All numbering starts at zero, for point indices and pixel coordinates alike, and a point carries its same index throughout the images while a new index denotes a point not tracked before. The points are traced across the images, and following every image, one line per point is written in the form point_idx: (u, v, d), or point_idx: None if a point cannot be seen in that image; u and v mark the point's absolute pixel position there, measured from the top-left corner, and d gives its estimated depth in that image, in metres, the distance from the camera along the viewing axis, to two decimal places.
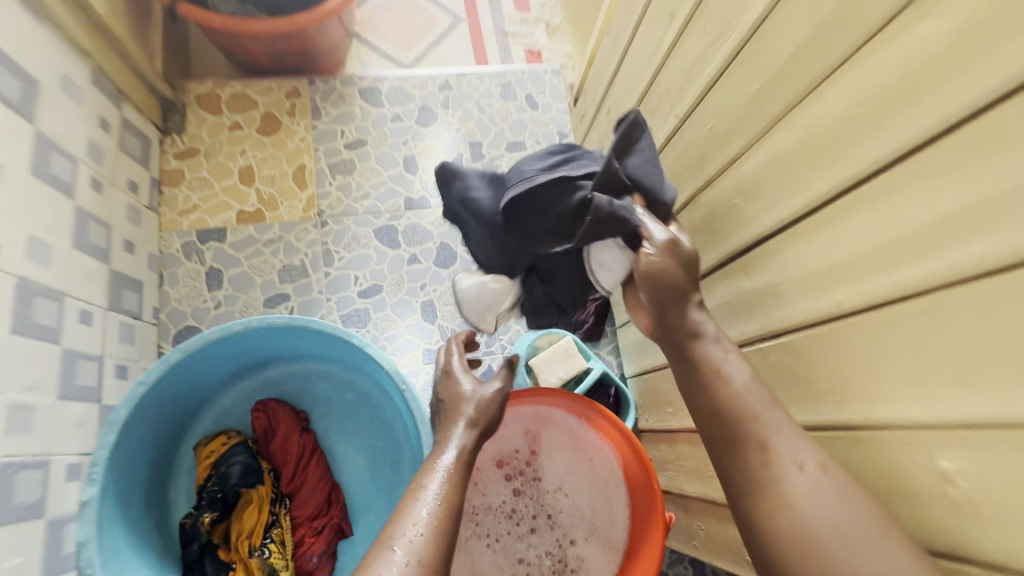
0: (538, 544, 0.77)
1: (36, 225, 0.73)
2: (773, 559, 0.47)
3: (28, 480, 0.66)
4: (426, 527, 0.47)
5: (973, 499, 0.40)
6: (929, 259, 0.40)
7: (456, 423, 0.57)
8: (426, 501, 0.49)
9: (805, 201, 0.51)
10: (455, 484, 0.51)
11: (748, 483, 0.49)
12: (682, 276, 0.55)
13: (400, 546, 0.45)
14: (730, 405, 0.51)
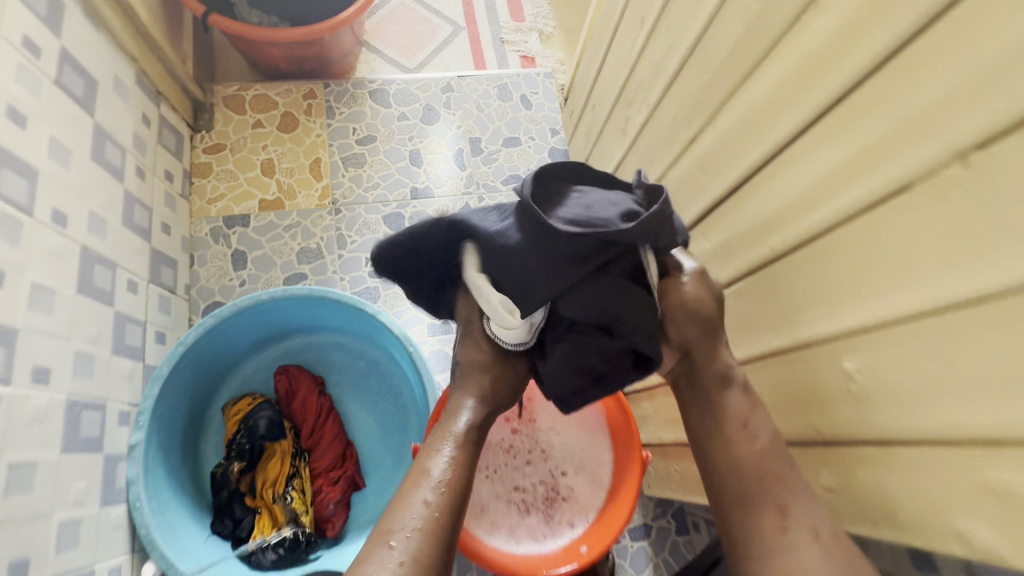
0: (532, 474, 0.91)
1: (95, 203, 0.85)
2: (725, 475, 0.60)
3: (90, 419, 0.77)
4: (418, 526, 0.55)
5: (866, 392, 0.50)
6: (826, 202, 0.51)
7: (465, 400, 0.65)
8: (420, 504, 0.56)
9: (744, 167, 0.63)
10: (449, 489, 0.58)
11: (720, 441, 0.61)
12: (713, 307, 0.64)
13: (394, 546, 0.54)
14: (753, 466, 0.58)
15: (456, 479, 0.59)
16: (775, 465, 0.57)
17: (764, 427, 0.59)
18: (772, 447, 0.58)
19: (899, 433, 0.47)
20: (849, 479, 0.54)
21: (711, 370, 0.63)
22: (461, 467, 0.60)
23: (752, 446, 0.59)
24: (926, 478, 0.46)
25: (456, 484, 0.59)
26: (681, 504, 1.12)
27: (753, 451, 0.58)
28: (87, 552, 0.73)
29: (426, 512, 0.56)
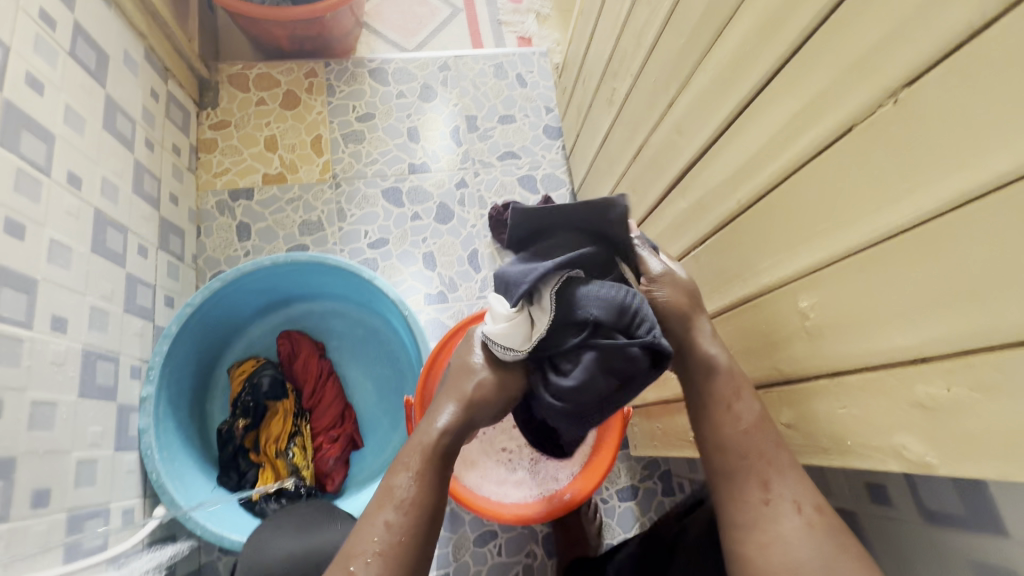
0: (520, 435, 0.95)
1: (108, 169, 0.90)
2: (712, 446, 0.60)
3: (104, 369, 0.82)
4: (379, 549, 0.54)
5: (819, 327, 0.54)
6: (784, 151, 0.55)
7: (447, 404, 0.65)
8: (382, 527, 0.56)
9: (716, 125, 0.66)
10: (413, 509, 0.57)
11: (708, 420, 0.61)
12: (686, 305, 0.67)
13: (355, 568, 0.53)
14: (739, 443, 0.58)
15: (421, 496, 0.58)
16: (762, 447, 0.57)
17: (751, 407, 0.60)
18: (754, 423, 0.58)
19: (847, 363, 0.51)
20: (805, 414, 0.58)
21: (698, 359, 0.64)
22: (428, 479, 0.59)
23: (736, 428, 0.59)
24: (868, 402, 0.49)
25: (422, 503, 0.58)
26: (668, 467, 1.16)
27: (740, 435, 0.59)
28: (104, 490, 0.79)
29: (386, 534, 0.55)
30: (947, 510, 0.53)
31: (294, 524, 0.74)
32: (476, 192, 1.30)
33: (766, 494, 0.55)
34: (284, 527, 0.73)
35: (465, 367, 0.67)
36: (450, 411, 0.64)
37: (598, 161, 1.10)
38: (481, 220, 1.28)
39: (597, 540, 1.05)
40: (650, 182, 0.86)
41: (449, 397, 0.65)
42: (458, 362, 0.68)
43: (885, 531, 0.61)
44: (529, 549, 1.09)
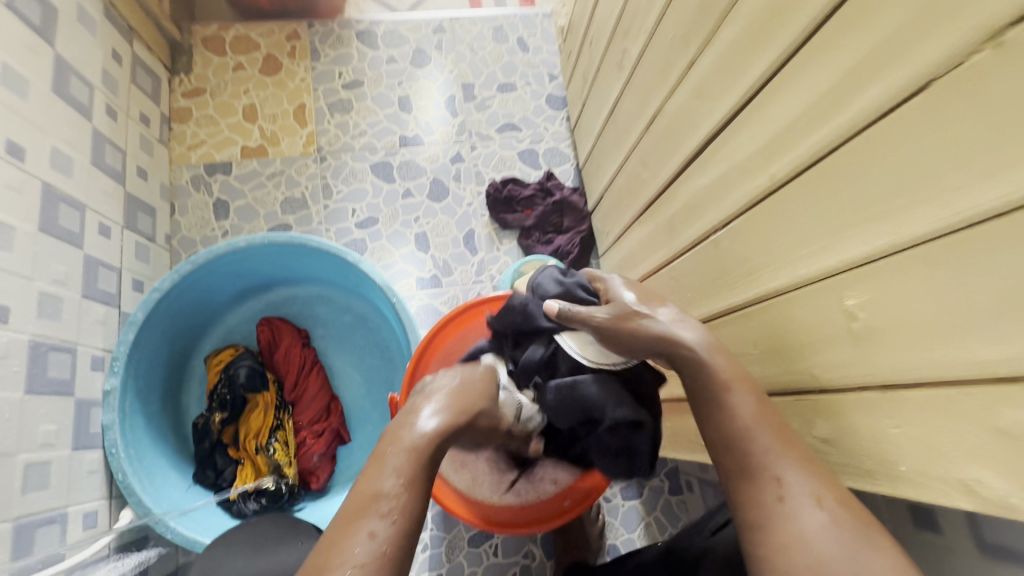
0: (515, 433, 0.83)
1: (59, 138, 0.81)
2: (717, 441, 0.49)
3: (58, 361, 0.75)
4: (360, 562, 0.43)
5: (870, 328, 0.45)
6: (837, 116, 0.45)
7: (419, 414, 0.56)
8: (364, 537, 0.45)
9: (746, 88, 0.56)
10: (402, 516, 0.47)
11: (708, 414, 0.51)
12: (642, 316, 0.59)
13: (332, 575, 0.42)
14: (739, 435, 0.48)
15: (411, 499, 0.48)
16: (765, 443, 0.46)
17: (745, 403, 0.49)
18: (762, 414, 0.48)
19: (906, 375, 0.42)
20: (845, 428, 0.50)
21: (676, 352, 0.55)
22: (417, 481, 0.50)
23: (732, 424, 0.49)
24: (932, 423, 0.41)
25: (412, 509, 0.48)
26: (676, 464, 1.09)
27: (736, 430, 0.48)
28: (59, 494, 0.72)
29: (366, 544, 0.44)
30: (1013, 546, 0.45)
31: (247, 545, 0.69)
32: (472, 166, 1.20)
33: (780, 492, 0.44)
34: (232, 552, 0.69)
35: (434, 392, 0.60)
36: (436, 404, 0.57)
37: (606, 133, 1.00)
38: (477, 197, 1.18)
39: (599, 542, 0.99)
40: (664, 155, 0.76)
41: (433, 393, 0.60)
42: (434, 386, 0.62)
43: (931, 559, 0.53)
44: (527, 549, 1.02)
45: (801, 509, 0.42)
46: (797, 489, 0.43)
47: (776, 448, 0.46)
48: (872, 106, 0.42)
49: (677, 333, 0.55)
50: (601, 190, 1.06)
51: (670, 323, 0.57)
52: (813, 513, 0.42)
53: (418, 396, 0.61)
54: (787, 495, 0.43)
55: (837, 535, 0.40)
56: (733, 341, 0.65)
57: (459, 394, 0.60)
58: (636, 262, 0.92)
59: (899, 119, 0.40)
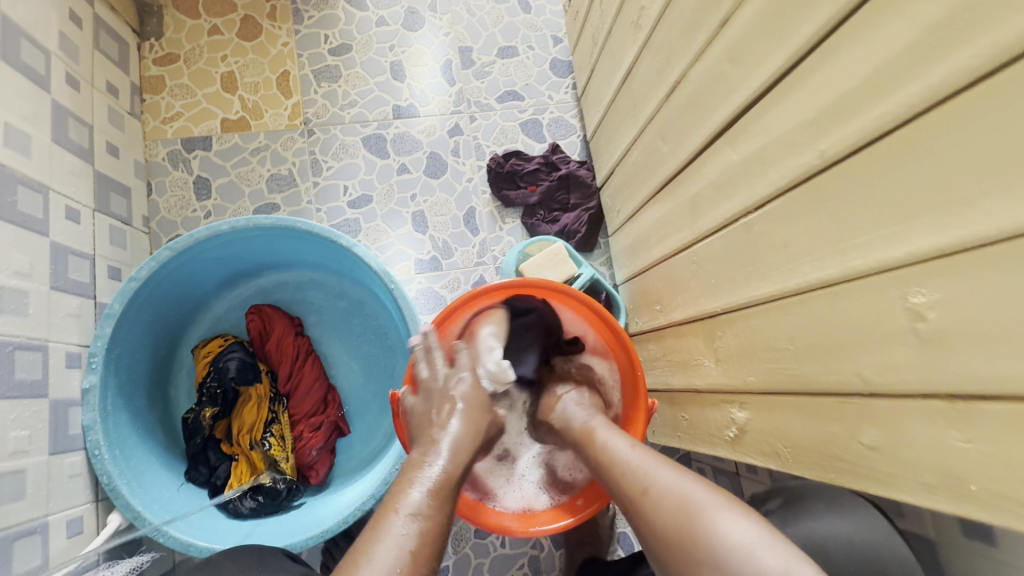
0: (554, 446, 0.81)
1: (11, 113, 0.73)
2: (620, 492, 0.57)
3: (27, 360, 0.69)
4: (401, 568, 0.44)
5: (940, 330, 0.40)
6: (914, 83, 0.38)
7: (438, 440, 0.57)
8: (399, 543, 0.45)
9: (794, 49, 0.49)
10: (436, 531, 0.48)
11: (611, 477, 0.59)
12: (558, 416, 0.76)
13: None
14: (627, 479, 0.57)
15: (438, 518, 0.49)
16: (615, 453, 0.61)
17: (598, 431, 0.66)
18: (646, 456, 0.58)
19: (987, 386, 0.37)
20: (900, 436, 0.45)
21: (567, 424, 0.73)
22: (443, 501, 0.50)
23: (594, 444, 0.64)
24: (1016, 443, 0.36)
25: (440, 527, 0.48)
26: (688, 452, 0.98)
27: (620, 485, 0.57)
28: (38, 503, 0.67)
29: (410, 562, 0.44)
30: None
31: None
32: (472, 139, 1.11)
33: (625, 490, 0.56)
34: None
35: (438, 421, 0.59)
36: (453, 431, 0.58)
37: (618, 103, 0.92)
38: (478, 172, 1.10)
39: (607, 531, 0.96)
40: (687, 127, 0.69)
41: (447, 417, 0.59)
42: (436, 412, 0.61)
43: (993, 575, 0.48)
44: (535, 539, 1.00)
45: (635, 498, 0.54)
46: (636, 481, 0.55)
47: (626, 453, 0.60)
48: (962, 71, 0.35)
49: (570, 417, 0.74)
50: (611, 165, 0.99)
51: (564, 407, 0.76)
52: (641, 497, 0.54)
53: (428, 425, 0.59)
54: (626, 489, 0.56)
55: (661, 501, 0.51)
56: (765, 335, 0.59)
57: (470, 413, 0.61)
58: (652, 243, 0.86)
59: (1003, 85, 0.33)
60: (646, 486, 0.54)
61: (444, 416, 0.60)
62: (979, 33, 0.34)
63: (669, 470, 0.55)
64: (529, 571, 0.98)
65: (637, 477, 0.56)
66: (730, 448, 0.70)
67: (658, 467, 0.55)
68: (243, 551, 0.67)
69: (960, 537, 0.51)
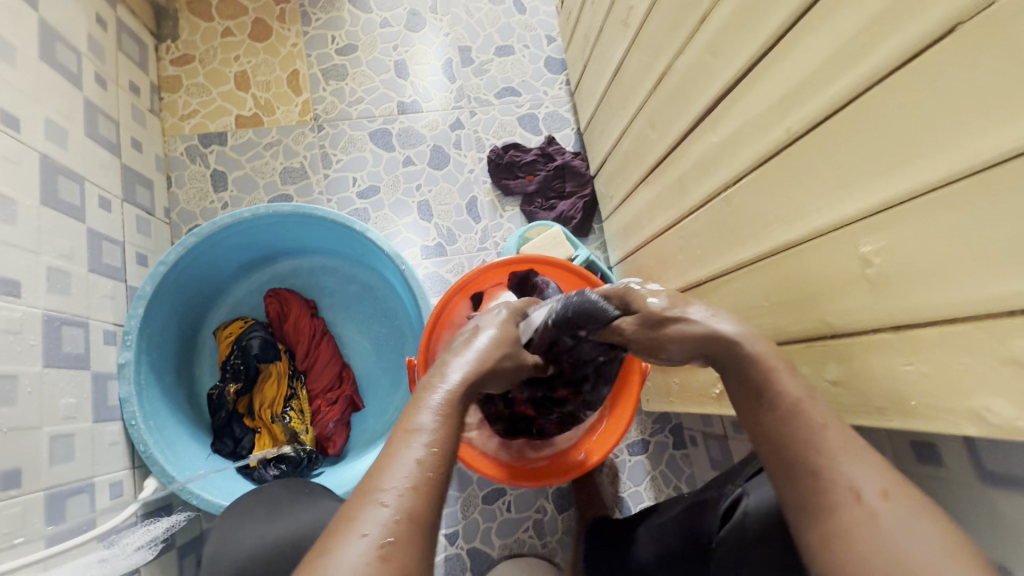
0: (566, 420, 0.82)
1: (50, 108, 0.79)
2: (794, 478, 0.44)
3: (72, 335, 0.75)
4: (409, 485, 0.42)
5: (886, 273, 0.47)
6: (858, 67, 0.46)
7: (458, 354, 0.58)
8: (411, 463, 0.43)
9: (763, 41, 0.56)
10: (442, 443, 0.46)
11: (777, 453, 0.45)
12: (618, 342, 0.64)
13: (387, 492, 0.41)
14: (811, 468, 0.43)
15: (447, 430, 0.47)
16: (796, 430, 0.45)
17: (791, 385, 0.47)
18: (837, 443, 0.43)
19: (923, 315, 0.44)
20: (858, 371, 0.52)
21: (716, 341, 0.52)
22: (454, 418, 0.49)
23: (782, 408, 0.46)
24: (945, 359, 0.43)
25: (450, 438, 0.47)
26: (679, 421, 1.13)
27: (794, 469, 0.44)
28: (85, 465, 0.73)
29: (418, 470, 0.43)
30: (1013, 472, 0.48)
31: (261, 509, 0.68)
32: (472, 132, 1.18)
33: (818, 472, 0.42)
34: (251, 513, 0.68)
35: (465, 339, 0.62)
36: (474, 349, 0.59)
37: (609, 96, 0.99)
38: (479, 163, 1.18)
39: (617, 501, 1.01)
40: (674, 114, 0.77)
41: (471, 337, 0.62)
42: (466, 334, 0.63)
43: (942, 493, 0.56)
44: (539, 504, 1.07)
45: (841, 499, 0.41)
46: (843, 479, 0.41)
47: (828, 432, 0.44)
48: (894, 55, 0.43)
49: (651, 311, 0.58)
50: (604, 154, 1.06)
51: (706, 321, 0.54)
52: (856, 505, 0.40)
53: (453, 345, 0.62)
54: (829, 486, 0.41)
55: (880, 525, 0.38)
56: (745, 294, 0.66)
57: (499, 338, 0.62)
58: (643, 224, 0.93)
59: (924, 66, 0.41)
60: (865, 492, 0.40)
61: (470, 338, 0.61)
62: (906, 24, 0.41)
63: (872, 473, 0.41)
64: (533, 534, 1.05)
65: (843, 471, 0.42)
66: (715, 403, 0.77)
67: (866, 466, 0.41)
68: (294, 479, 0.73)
69: (914, 463, 0.59)
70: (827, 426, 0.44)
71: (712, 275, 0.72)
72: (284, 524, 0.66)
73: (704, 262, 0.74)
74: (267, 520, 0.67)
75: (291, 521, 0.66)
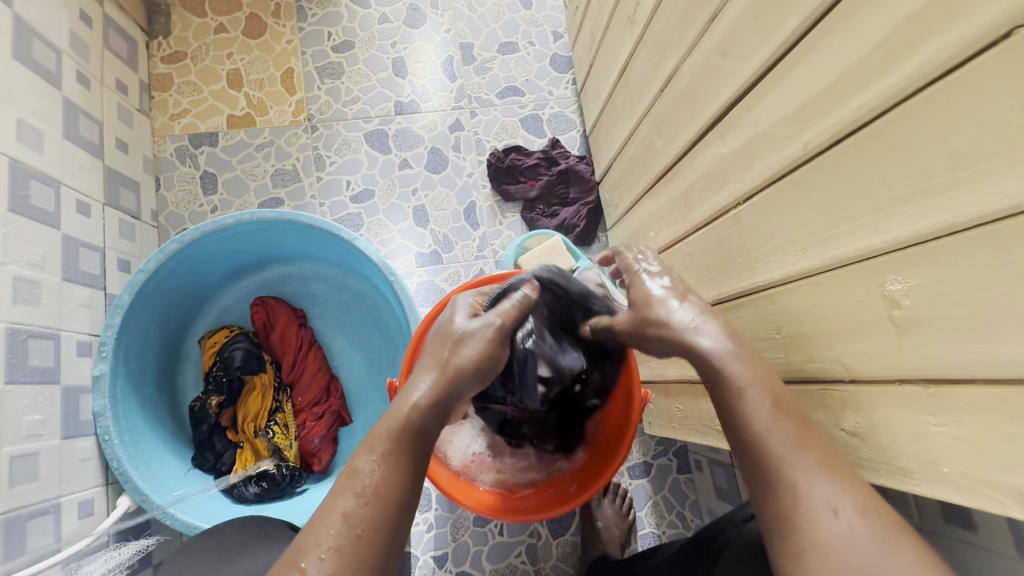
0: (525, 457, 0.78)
1: (24, 109, 0.75)
2: (766, 493, 0.42)
3: (40, 348, 0.72)
4: (333, 544, 0.43)
5: (915, 315, 0.40)
6: (887, 76, 0.39)
7: (431, 372, 0.53)
8: (337, 518, 0.44)
9: (779, 43, 0.49)
10: (374, 496, 0.46)
11: (752, 469, 0.44)
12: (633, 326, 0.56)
13: (311, 552, 0.42)
14: (782, 485, 0.41)
15: (387, 475, 0.47)
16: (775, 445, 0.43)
17: (759, 403, 0.45)
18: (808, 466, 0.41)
19: (959, 370, 0.38)
20: (877, 423, 0.45)
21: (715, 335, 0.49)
22: (398, 453, 0.48)
23: (750, 430, 0.44)
24: (985, 424, 0.36)
25: (384, 485, 0.46)
26: (684, 443, 1.06)
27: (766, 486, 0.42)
28: (51, 484, 0.71)
29: (342, 528, 0.44)
30: None
31: (208, 557, 0.67)
32: (472, 134, 1.13)
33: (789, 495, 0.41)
34: (200, 553, 0.68)
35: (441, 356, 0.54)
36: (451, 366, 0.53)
37: (615, 98, 0.93)
38: (478, 167, 1.12)
39: (625, 535, 0.96)
40: (681, 120, 0.70)
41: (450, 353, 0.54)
42: (443, 340, 0.56)
43: None
44: (532, 528, 1.01)
45: (816, 516, 0.39)
46: (815, 498, 0.40)
47: (801, 449, 0.42)
48: (932, 63, 0.36)
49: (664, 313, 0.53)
50: (609, 159, 1.00)
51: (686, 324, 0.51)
52: (833, 521, 0.39)
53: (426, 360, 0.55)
54: (804, 503, 0.40)
55: (859, 544, 0.37)
56: (753, 325, 0.60)
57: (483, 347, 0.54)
58: (648, 237, 0.87)
59: (971, 76, 0.34)
60: (843, 508, 0.39)
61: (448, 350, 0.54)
62: (948, 26, 0.35)
63: (847, 494, 0.40)
64: (526, 559, 1.00)
65: (814, 492, 0.40)
66: (718, 438, 0.70)
67: (838, 485, 0.40)
68: (247, 522, 0.73)
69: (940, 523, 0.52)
70: (806, 441, 0.43)
71: (719, 298, 0.65)
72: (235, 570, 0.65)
73: (710, 282, 0.68)
74: (216, 567, 0.66)
75: (243, 567, 0.65)
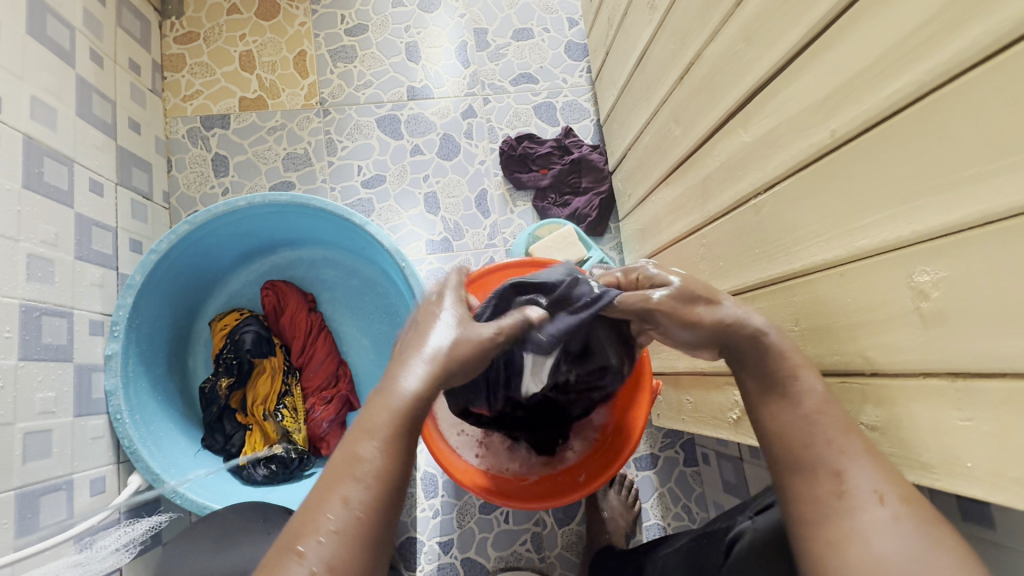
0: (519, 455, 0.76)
1: (38, 87, 0.75)
2: (804, 476, 0.42)
3: (53, 325, 0.72)
4: (336, 527, 0.37)
5: (942, 309, 0.40)
6: (923, 62, 0.38)
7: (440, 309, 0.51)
8: (336, 502, 0.38)
9: (808, 27, 0.48)
10: (381, 477, 0.40)
11: (787, 453, 0.44)
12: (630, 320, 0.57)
13: (307, 535, 0.37)
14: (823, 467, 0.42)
15: (393, 452, 0.41)
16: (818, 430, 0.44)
17: (815, 385, 0.46)
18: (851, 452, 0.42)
19: (989, 364, 0.37)
20: (898, 417, 0.45)
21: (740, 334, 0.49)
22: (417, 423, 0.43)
23: (790, 416, 0.45)
24: (1014, 420, 0.36)
25: (389, 465, 0.40)
26: (692, 437, 1.06)
27: (807, 471, 0.42)
28: (63, 461, 0.71)
29: (343, 511, 0.38)
30: None
31: (207, 542, 0.68)
32: (485, 121, 1.12)
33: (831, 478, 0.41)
34: (203, 535, 0.68)
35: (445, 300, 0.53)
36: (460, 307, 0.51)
37: (632, 85, 0.91)
38: (490, 155, 1.11)
39: (630, 526, 0.95)
40: (700, 109, 0.69)
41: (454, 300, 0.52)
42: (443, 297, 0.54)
43: None
44: (538, 516, 1.02)
45: (860, 501, 0.39)
46: (860, 483, 0.40)
47: (844, 438, 0.42)
48: (973, 48, 0.35)
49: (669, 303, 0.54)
50: (624, 148, 0.99)
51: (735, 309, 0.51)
52: (878, 508, 0.39)
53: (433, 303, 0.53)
54: (849, 488, 0.40)
55: (902, 533, 0.37)
56: (769, 316, 0.59)
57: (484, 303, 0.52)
58: (662, 227, 0.86)
59: (1012, 62, 0.33)
60: (887, 497, 0.39)
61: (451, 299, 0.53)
62: (988, 11, 0.34)
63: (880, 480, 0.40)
64: (531, 547, 1.00)
65: (858, 478, 0.40)
66: (730, 431, 0.70)
67: (882, 474, 0.40)
68: (248, 506, 0.73)
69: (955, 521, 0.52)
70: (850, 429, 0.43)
71: (736, 288, 0.64)
72: (243, 552, 0.66)
73: (726, 272, 0.67)
74: (221, 550, 0.66)
75: (249, 550, 0.65)
